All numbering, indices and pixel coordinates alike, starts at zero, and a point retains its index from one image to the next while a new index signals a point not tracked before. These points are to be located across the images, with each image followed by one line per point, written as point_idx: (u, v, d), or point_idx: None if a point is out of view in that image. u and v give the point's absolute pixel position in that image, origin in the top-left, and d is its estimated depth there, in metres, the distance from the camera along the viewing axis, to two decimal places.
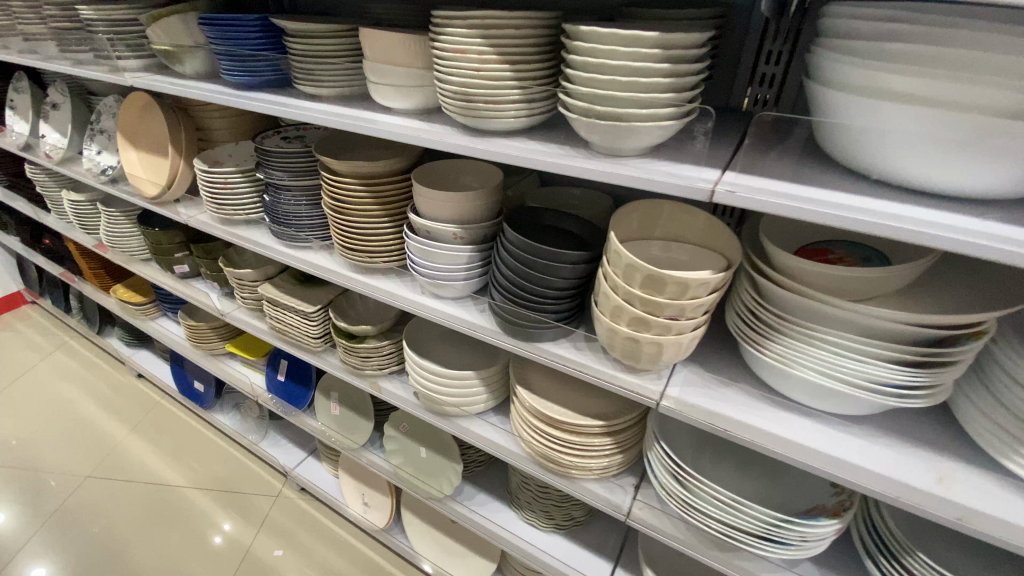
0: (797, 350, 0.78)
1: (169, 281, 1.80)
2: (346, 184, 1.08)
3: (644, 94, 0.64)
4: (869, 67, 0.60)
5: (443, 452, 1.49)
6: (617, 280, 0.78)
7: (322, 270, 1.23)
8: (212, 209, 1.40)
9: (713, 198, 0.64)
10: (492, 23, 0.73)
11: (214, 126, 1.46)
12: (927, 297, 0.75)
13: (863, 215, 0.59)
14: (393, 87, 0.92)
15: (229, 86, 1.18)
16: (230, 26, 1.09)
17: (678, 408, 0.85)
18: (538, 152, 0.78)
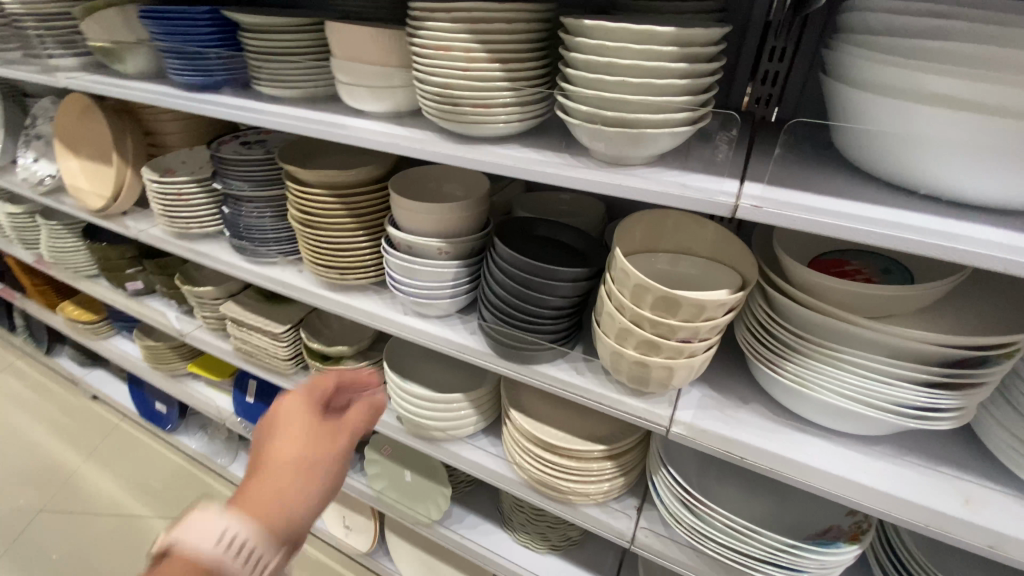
0: (817, 372, 0.72)
1: (121, 299, 1.65)
2: (316, 195, 0.98)
3: (658, 98, 0.57)
4: (905, 67, 0.54)
5: (431, 476, 1.40)
6: (624, 301, 0.71)
7: (292, 289, 1.13)
8: (165, 223, 1.27)
9: (737, 214, 0.58)
10: (480, 16, 0.65)
11: (164, 131, 1.33)
12: (952, 311, 0.70)
13: (906, 231, 0.53)
14: (366, 88, 0.82)
15: (178, 87, 1.06)
16: (175, 20, 0.97)
17: (691, 436, 0.79)
18: (534, 162, 0.70)
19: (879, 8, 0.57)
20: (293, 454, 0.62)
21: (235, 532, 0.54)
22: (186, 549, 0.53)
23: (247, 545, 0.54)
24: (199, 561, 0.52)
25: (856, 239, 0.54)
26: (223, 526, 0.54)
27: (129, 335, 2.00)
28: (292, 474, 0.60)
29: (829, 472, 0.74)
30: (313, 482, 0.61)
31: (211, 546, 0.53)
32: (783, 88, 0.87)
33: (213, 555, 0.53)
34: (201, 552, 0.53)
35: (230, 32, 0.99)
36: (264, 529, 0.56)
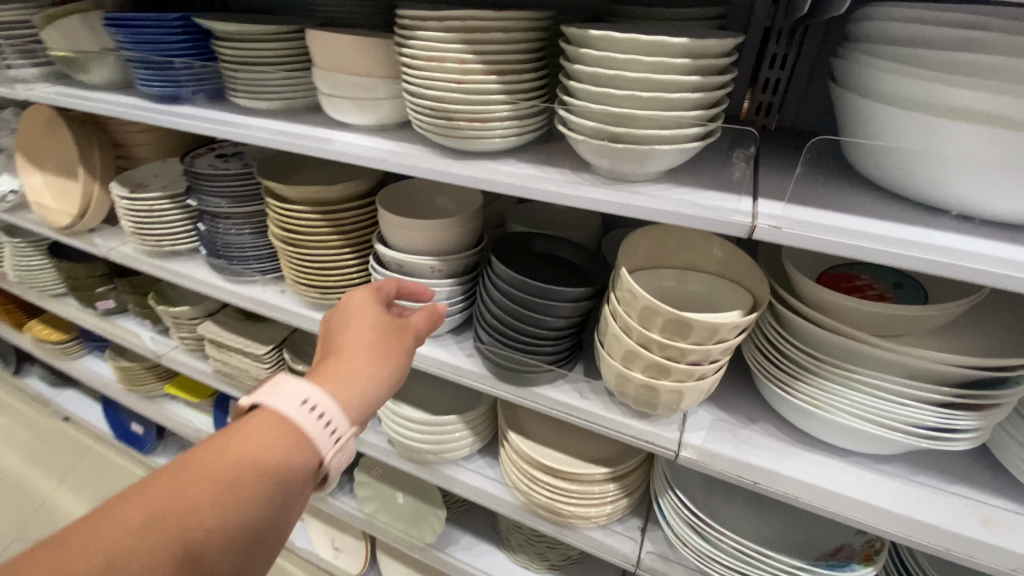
0: (830, 393, 0.69)
1: (91, 319, 1.57)
2: (299, 213, 0.92)
3: (667, 112, 0.54)
4: (925, 78, 0.51)
5: (425, 498, 1.35)
6: (631, 324, 0.68)
7: (275, 310, 1.07)
8: (137, 241, 1.20)
9: (753, 235, 0.54)
10: (475, 25, 0.61)
11: (134, 143, 1.25)
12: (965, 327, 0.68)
13: (935, 252, 0.49)
14: (351, 100, 0.78)
15: (147, 99, 0.99)
16: (143, 29, 0.91)
17: (700, 460, 0.76)
18: (534, 179, 0.66)
19: (896, 16, 0.55)
20: (366, 338, 0.62)
21: (321, 401, 0.53)
22: (274, 408, 0.52)
23: (334, 414, 0.53)
24: (288, 421, 0.51)
25: (881, 261, 0.50)
26: (312, 394, 0.53)
27: (101, 354, 1.90)
28: (367, 357, 0.60)
29: (844, 496, 0.71)
30: (387, 364, 0.61)
31: (298, 408, 0.52)
32: (785, 95, 0.85)
33: (302, 420, 0.52)
34: (288, 412, 0.52)
35: (202, 41, 0.94)
36: (344, 401, 0.56)
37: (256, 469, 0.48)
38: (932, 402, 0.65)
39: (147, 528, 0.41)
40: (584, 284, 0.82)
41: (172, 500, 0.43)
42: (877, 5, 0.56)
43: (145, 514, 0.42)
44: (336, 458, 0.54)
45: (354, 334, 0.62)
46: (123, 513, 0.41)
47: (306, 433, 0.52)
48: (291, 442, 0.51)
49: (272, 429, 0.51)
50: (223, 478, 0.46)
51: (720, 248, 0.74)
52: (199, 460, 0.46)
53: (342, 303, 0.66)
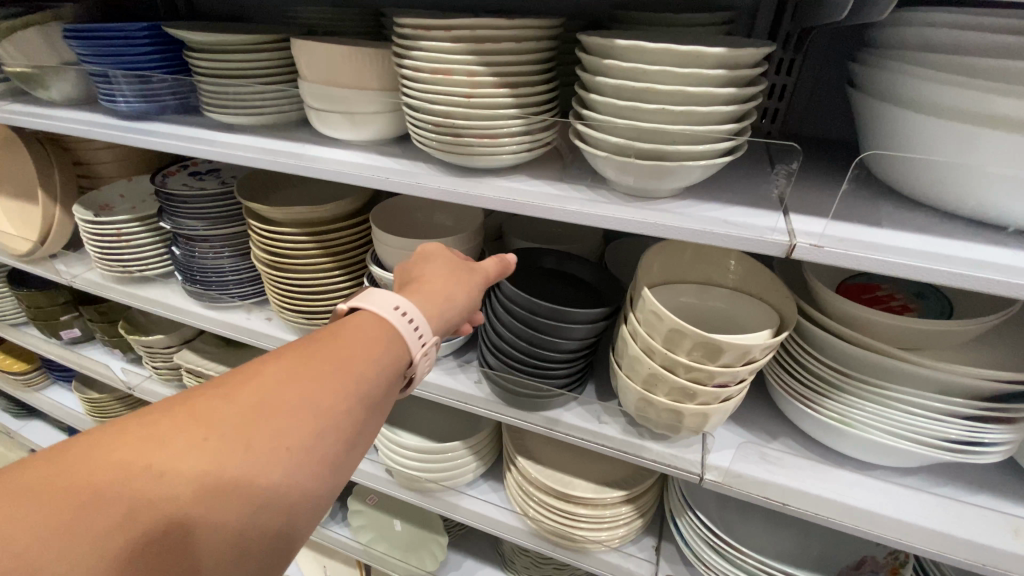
0: (857, 408, 0.66)
1: (54, 349, 1.45)
2: (284, 235, 0.86)
3: (697, 127, 0.51)
4: (962, 87, 0.49)
5: (424, 524, 1.31)
6: (655, 346, 0.64)
7: (260, 337, 1.00)
8: (104, 267, 1.12)
9: (793, 254, 0.51)
10: (485, 35, 0.56)
11: (98, 162, 1.16)
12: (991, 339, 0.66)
13: (982, 269, 0.48)
14: (343, 115, 0.72)
15: (112, 115, 0.92)
16: (104, 39, 0.83)
17: (726, 483, 0.72)
18: (548, 196, 0.62)
19: (925, 21, 0.52)
20: (445, 272, 0.63)
21: (410, 309, 0.55)
22: (367, 312, 0.54)
23: (420, 322, 0.55)
24: (380, 323, 0.53)
25: (927, 279, 0.48)
26: (398, 302, 0.55)
27: (65, 384, 1.77)
28: (447, 282, 0.61)
29: (880, 514, 0.68)
30: (463, 288, 0.62)
31: (388, 311, 0.53)
32: (791, 99, 0.82)
33: (389, 324, 0.53)
34: (379, 315, 0.53)
35: (173, 53, 0.87)
36: (426, 312, 0.57)
37: (346, 362, 0.48)
38: (960, 414, 0.63)
39: (251, 406, 0.43)
40: (598, 305, 0.79)
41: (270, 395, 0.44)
42: (903, 11, 0.54)
43: (249, 393, 0.43)
44: (421, 362, 0.55)
45: (433, 266, 0.64)
46: (229, 391, 0.43)
47: (398, 335, 0.53)
48: (381, 343, 0.52)
49: (365, 329, 0.52)
50: (318, 367, 0.47)
51: (738, 263, 0.72)
52: (299, 362, 0.47)
53: (423, 245, 0.68)
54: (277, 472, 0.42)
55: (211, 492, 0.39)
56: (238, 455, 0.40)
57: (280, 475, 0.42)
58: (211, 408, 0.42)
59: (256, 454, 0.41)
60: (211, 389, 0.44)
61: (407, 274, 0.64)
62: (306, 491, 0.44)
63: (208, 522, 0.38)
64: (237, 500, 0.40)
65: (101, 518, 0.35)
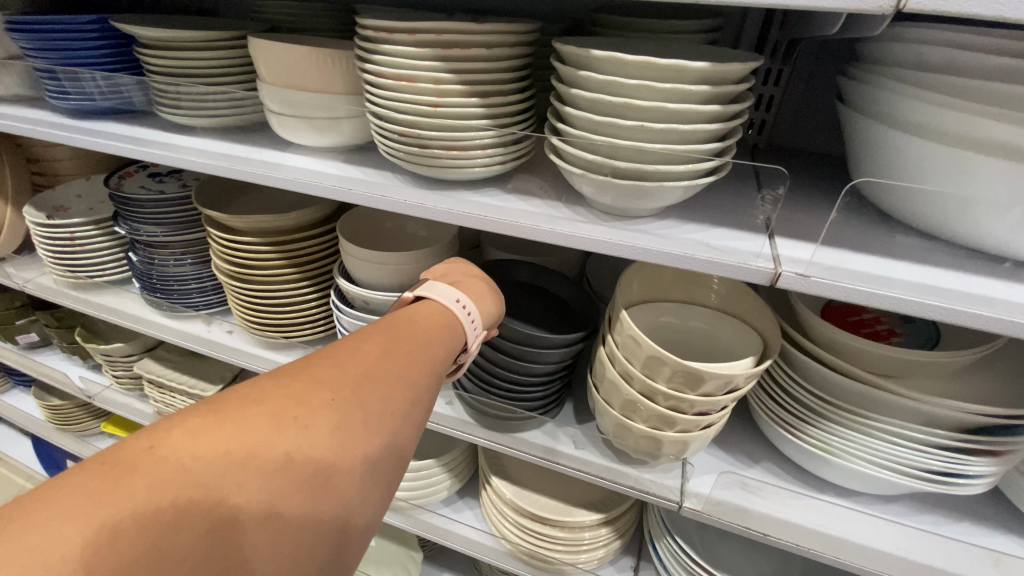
0: (843, 437, 0.63)
1: (8, 355, 1.37)
2: (246, 245, 0.81)
3: (677, 147, 0.48)
4: (955, 107, 0.46)
5: (397, 538, 1.24)
6: (633, 372, 0.61)
7: (221, 350, 0.95)
8: (58, 273, 1.06)
9: (778, 282, 0.48)
10: (451, 40, 0.52)
11: (54, 158, 1.10)
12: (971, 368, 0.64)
13: (973, 303, 0.45)
14: (305, 121, 0.68)
15: (65, 114, 0.86)
16: (67, 35, 0.78)
17: (705, 511, 0.69)
18: (519, 213, 0.58)
19: (919, 38, 0.49)
20: (477, 273, 0.65)
21: (467, 300, 0.58)
22: (426, 306, 0.55)
23: (475, 312, 0.58)
24: (444, 313, 0.55)
25: (915, 313, 0.45)
26: (455, 296, 0.57)
27: (24, 388, 1.67)
28: (485, 284, 0.63)
29: (863, 546, 0.64)
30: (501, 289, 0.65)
31: (452, 303, 0.56)
32: (779, 111, 0.80)
33: (449, 317, 0.55)
34: (444, 306, 0.56)
35: (125, 48, 0.82)
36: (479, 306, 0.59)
37: (419, 350, 0.48)
38: (942, 445, 0.60)
39: (353, 383, 0.42)
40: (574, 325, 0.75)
41: (369, 374, 0.43)
42: (893, 25, 0.51)
43: (349, 372, 0.42)
44: (474, 348, 0.58)
45: (466, 268, 0.65)
46: (318, 374, 0.41)
47: (458, 323, 0.56)
48: (448, 330, 0.54)
49: (429, 319, 0.53)
50: (397, 353, 0.46)
51: (722, 283, 0.68)
52: (385, 347, 0.47)
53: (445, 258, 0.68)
54: (371, 452, 0.40)
55: (322, 475, 0.37)
56: (337, 434, 0.39)
57: (373, 455, 0.40)
58: (311, 388, 0.40)
59: (350, 434, 0.39)
60: (305, 369, 0.42)
61: (432, 273, 0.64)
62: (395, 475, 0.43)
63: (311, 505, 0.36)
64: (338, 480, 0.38)
65: (224, 501, 0.33)
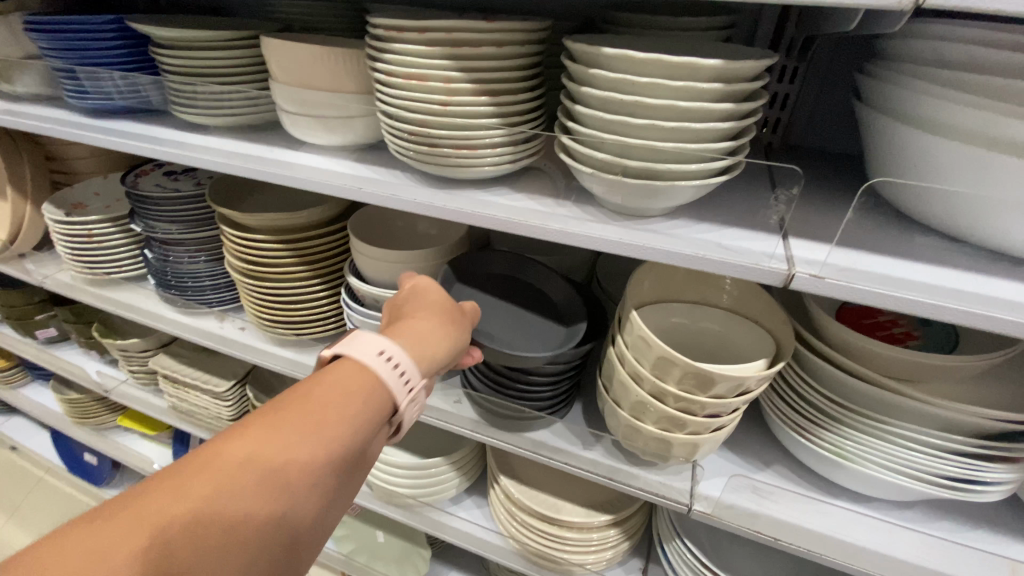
0: (857, 442, 0.62)
1: (29, 349, 1.40)
2: (257, 243, 0.82)
3: (689, 146, 0.47)
4: (976, 106, 0.45)
5: (407, 535, 1.24)
6: (643, 373, 0.60)
7: (234, 346, 0.96)
8: (76, 270, 1.08)
9: (792, 284, 0.47)
10: (462, 38, 0.52)
11: (72, 156, 1.12)
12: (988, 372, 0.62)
13: (993, 306, 0.44)
14: (315, 119, 0.68)
15: (84, 113, 0.87)
16: (87, 36, 0.79)
17: (715, 514, 0.68)
18: (528, 212, 0.58)
19: (940, 35, 0.48)
20: (429, 311, 0.56)
21: (394, 351, 0.47)
22: (346, 360, 0.46)
23: (406, 365, 0.47)
24: (367, 370, 0.45)
25: (933, 316, 0.44)
26: (383, 346, 0.47)
27: (43, 381, 1.70)
28: (428, 324, 0.54)
29: (878, 553, 0.63)
30: (455, 328, 0.56)
31: (374, 358, 0.46)
32: (793, 109, 0.79)
33: (372, 372, 0.45)
34: (367, 363, 0.46)
35: (140, 48, 0.84)
36: (415, 355, 0.50)
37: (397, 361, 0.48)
38: (959, 451, 0.58)
39: (238, 482, 0.36)
40: (563, 329, 0.73)
41: (259, 467, 0.37)
42: (912, 21, 0.50)
43: (231, 468, 0.36)
44: (407, 408, 0.48)
45: (421, 299, 0.58)
46: (189, 480, 0.35)
47: (382, 383, 0.45)
48: (369, 394, 0.44)
49: (348, 381, 0.44)
50: (297, 433, 0.39)
51: (734, 283, 0.67)
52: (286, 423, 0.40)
53: (402, 279, 0.63)
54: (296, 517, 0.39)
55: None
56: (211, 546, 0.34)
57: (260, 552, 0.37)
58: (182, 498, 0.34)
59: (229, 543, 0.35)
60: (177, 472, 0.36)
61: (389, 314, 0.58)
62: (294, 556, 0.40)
63: None
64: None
65: None
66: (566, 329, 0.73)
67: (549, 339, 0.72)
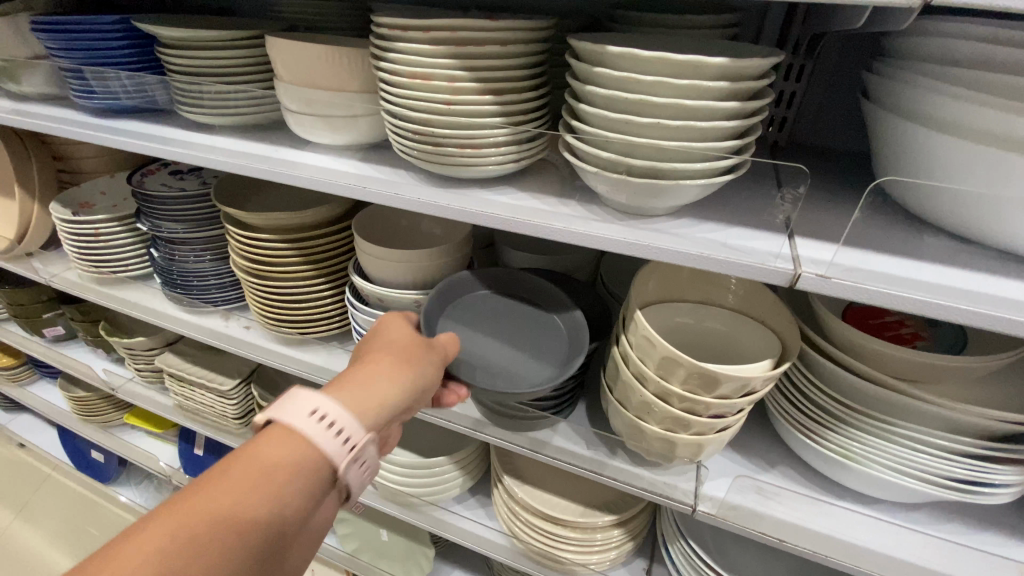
0: (863, 443, 0.61)
1: (36, 347, 1.41)
2: (262, 242, 0.82)
3: (694, 145, 0.47)
4: (985, 105, 0.45)
5: (410, 534, 1.22)
6: (647, 373, 0.60)
7: (239, 345, 0.96)
8: (83, 269, 1.08)
9: (798, 284, 0.47)
10: (466, 37, 0.52)
11: (80, 156, 1.13)
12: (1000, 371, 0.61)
13: (1002, 306, 0.43)
14: (319, 118, 0.68)
15: (91, 113, 0.88)
16: (95, 36, 0.80)
17: (720, 515, 0.68)
18: (532, 211, 0.57)
19: (949, 32, 0.48)
20: (387, 355, 0.55)
21: (327, 410, 0.46)
22: (280, 425, 0.46)
23: (340, 423, 0.46)
24: (298, 434, 0.45)
25: (942, 317, 0.44)
26: (320, 402, 0.47)
27: (51, 379, 1.71)
28: (379, 372, 0.53)
29: (884, 555, 0.63)
30: (413, 370, 0.55)
31: (304, 420, 0.45)
32: (800, 107, 0.78)
33: (306, 431, 0.45)
34: (297, 426, 0.45)
35: (146, 48, 0.84)
36: (358, 407, 0.49)
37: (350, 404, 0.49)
38: (966, 453, 0.58)
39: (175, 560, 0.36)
40: (556, 355, 0.71)
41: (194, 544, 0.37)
42: (921, 18, 0.50)
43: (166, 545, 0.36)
44: (348, 468, 0.47)
45: (383, 343, 0.57)
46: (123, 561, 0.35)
47: (313, 445, 0.45)
48: (301, 458, 0.44)
49: (282, 447, 0.44)
50: (233, 504, 0.40)
51: (740, 283, 0.67)
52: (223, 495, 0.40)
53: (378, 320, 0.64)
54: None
55: None
56: None
57: None
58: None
59: None
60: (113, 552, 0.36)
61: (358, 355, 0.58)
62: None
63: None
64: None
65: None
66: (557, 355, 0.71)
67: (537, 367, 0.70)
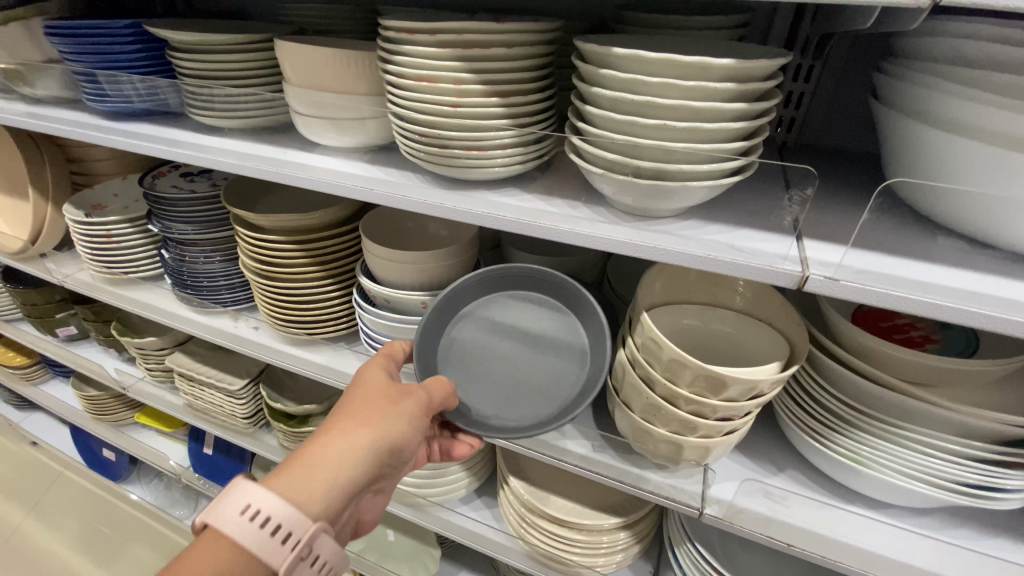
0: (873, 448, 0.60)
1: (49, 346, 1.43)
2: (271, 244, 0.83)
3: (700, 146, 0.47)
4: (997, 105, 0.44)
5: (417, 534, 1.25)
6: (654, 375, 0.60)
7: (247, 345, 0.97)
8: (95, 269, 1.10)
9: (806, 286, 0.47)
10: (473, 40, 0.52)
11: (93, 158, 1.15)
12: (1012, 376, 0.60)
13: (1015, 310, 0.43)
14: (327, 121, 0.69)
15: (103, 116, 0.89)
16: (107, 40, 0.81)
17: (727, 519, 0.67)
18: (538, 213, 0.57)
19: (960, 34, 0.47)
20: (352, 416, 0.54)
21: (257, 505, 0.46)
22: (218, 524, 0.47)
23: (272, 517, 0.46)
24: (230, 535, 0.46)
25: (952, 319, 0.43)
26: (250, 497, 0.46)
27: (63, 378, 1.74)
28: (338, 437, 0.52)
29: (893, 561, 0.62)
30: (371, 435, 0.53)
31: (237, 518, 0.46)
32: (809, 108, 0.78)
33: (239, 531, 0.46)
34: (230, 525, 0.46)
35: (158, 52, 0.85)
36: (300, 494, 0.48)
37: (296, 491, 0.48)
38: (978, 458, 0.57)
39: None
40: (556, 395, 0.70)
41: None
42: (932, 19, 0.49)
43: None
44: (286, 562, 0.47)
45: (353, 400, 0.56)
46: None
47: (248, 545, 0.46)
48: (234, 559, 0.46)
49: (213, 553, 0.46)
50: None
51: (748, 285, 0.67)
52: None
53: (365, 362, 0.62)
54: None
55: None
56: None
57: None
58: None
59: None
60: None
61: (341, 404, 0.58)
62: None
63: None
64: None
65: None
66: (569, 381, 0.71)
67: (526, 404, 0.71)
